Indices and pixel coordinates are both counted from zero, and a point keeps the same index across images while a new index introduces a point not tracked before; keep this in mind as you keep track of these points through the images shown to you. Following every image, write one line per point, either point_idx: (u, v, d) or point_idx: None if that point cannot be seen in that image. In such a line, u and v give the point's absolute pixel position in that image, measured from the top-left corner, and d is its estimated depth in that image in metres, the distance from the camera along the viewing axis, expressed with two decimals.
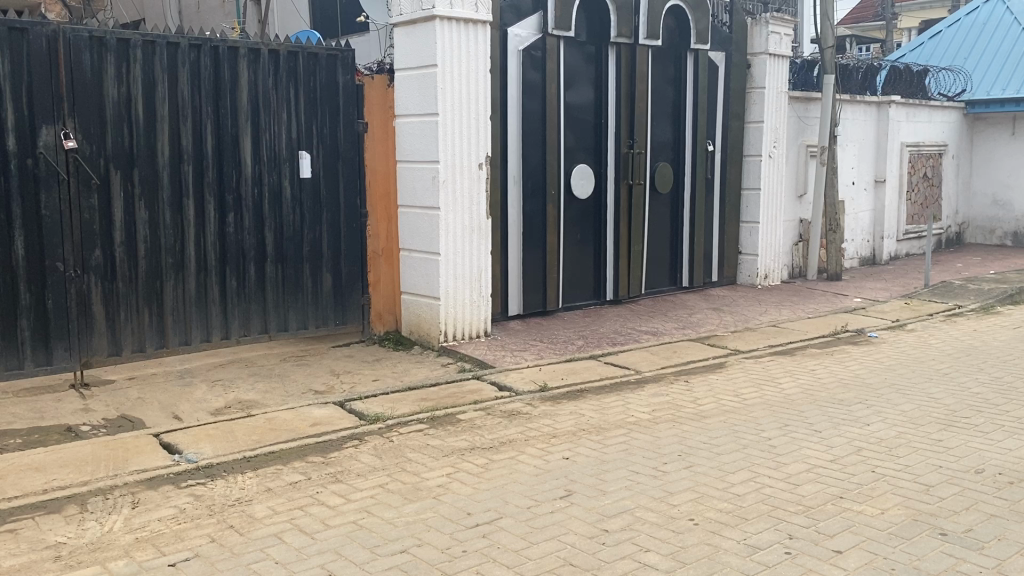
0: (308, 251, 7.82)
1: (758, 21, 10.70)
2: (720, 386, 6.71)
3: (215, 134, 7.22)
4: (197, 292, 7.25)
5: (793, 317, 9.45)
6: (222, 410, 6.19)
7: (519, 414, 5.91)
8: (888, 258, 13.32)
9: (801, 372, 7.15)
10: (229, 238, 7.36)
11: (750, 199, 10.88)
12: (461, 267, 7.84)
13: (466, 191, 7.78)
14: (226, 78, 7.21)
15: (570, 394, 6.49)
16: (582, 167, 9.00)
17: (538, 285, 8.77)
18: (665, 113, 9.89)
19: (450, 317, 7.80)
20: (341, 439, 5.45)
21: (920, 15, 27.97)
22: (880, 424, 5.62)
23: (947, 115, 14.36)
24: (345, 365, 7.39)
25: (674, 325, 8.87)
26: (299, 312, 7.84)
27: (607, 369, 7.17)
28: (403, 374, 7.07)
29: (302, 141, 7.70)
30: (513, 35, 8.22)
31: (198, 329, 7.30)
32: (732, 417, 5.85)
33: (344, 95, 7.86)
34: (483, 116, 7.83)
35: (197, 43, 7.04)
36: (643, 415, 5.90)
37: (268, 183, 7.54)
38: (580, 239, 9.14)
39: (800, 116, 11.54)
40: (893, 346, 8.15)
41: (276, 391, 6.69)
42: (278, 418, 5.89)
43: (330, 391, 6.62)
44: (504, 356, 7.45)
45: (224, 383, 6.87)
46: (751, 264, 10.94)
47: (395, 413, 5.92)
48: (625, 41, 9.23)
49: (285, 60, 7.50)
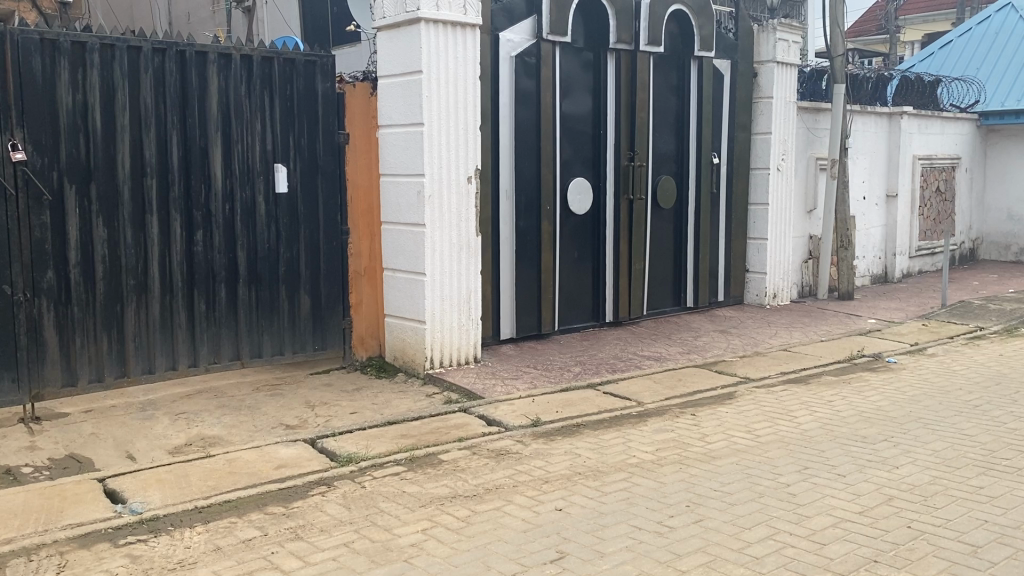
0: (284, 271, 7.27)
1: (765, 28, 10.16)
2: (730, 420, 6.13)
3: (182, 144, 6.68)
4: (162, 316, 6.70)
5: (806, 340, 8.87)
6: (181, 450, 5.62)
7: (508, 455, 5.33)
8: (901, 276, 12.74)
9: (818, 404, 6.57)
10: (198, 258, 6.81)
11: (757, 215, 10.35)
12: (448, 288, 7.26)
13: (453, 207, 7.22)
14: (193, 85, 6.67)
15: (565, 429, 5.91)
16: (579, 180, 8.44)
17: (532, 306, 8.19)
18: (668, 124, 9.35)
19: (437, 342, 7.22)
20: (307, 486, 4.86)
21: (924, 28, 27.52)
22: (911, 466, 5.04)
23: (960, 126, 13.82)
24: (322, 396, 6.81)
25: (679, 350, 8.30)
26: (275, 337, 7.27)
27: (607, 401, 6.59)
28: (383, 406, 6.48)
29: (278, 153, 7.15)
30: (505, 40, 7.68)
31: (163, 357, 6.74)
32: (745, 458, 5.26)
33: (324, 103, 7.33)
34: (473, 126, 7.28)
35: (161, 48, 6.52)
36: (646, 456, 5.32)
37: (240, 199, 6.99)
38: (578, 258, 8.59)
39: (810, 128, 11.00)
40: (916, 373, 7.55)
41: (243, 426, 6.10)
42: (240, 458, 5.31)
43: (302, 426, 6.04)
44: (494, 386, 6.87)
45: (188, 417, 6.28)
46: (759, 283, 10.40)
47: (370, 453, 5.34)
48: (624, 47, 8.70)
49: (259, 66, 6.97)
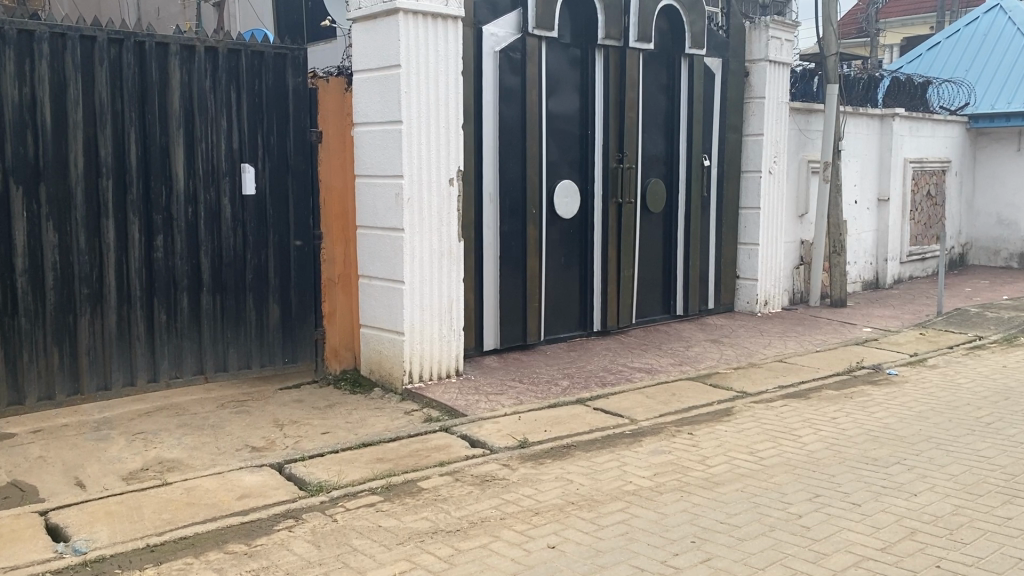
0: (251, 279, 6.81)
1: (757, 25, 9.81)
2: (730, 440, 5.73)
3: (141, 142, 6.20)
4: (118, 327, 6.23)
5: (801, 350, 8.50)
6: (137, 476, 5.15)
7: (495, 482, 4.90)
8: (892, 282, 12.42)
9: (822, 422, 6.18)
10: (158, 265, 6.35)
11: (748, 219, 9.97)
12: (428, 298, 6.82)
13: (434, 212, 6.78)
14: (153, 79, 6.20)
15: (554, 451, 5.49)
16: (566, 183, 8.03)
17: (517, 315, 7.77)
18: (658, 124, 8.96)
19: (417, 355, 6.78)
20: (273, 519, 4.41)
21: (905, 31, 27.33)
22: (930, 494, 4.65)
23: (951, 129, 13.54)
24: (292, 413, 6.35)
25: (670, 361, 7.90)
26: (241, 349, 6.83)
27: (598, 418, 6.17)
28: (359, 425, 6.04)
29: (245, 152, 6.69)
30: (489, 34, 7.26)
31: (120, 372, 6.28)
32: (750, 485, 4.85)
33: (295, 100, 6.87)
34: (454, 125, 6.85)
35: (117, 38, 6.03)
36: (644, 482, 4.91)
37: (204, 201, 6.53)
38: (565, 263, 8.18)
39: (802, 129, 10.65)
40: (919, 386, 7.19)
41: (205, 449, 5.63)
42: (199, 487, 4.83)
43: (270, 450, 5.59)
44: (478, 402, 6.43)
45: (146, 438, 5.80)
46: (750, 290, 10.02)
47: (343, 480, 4.89)
48: (613, 43, 8.30)
49: (225, 59, 6.51)
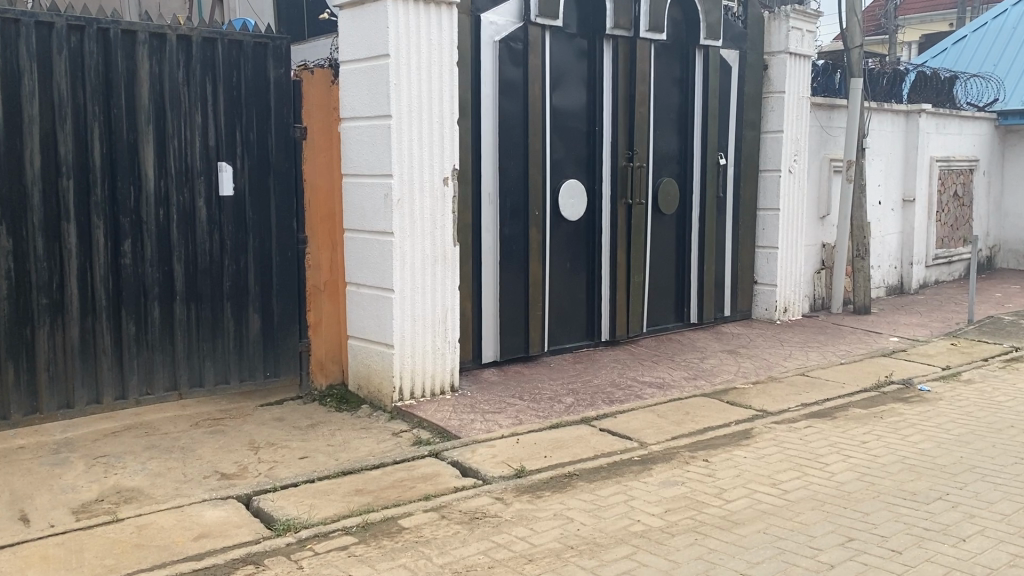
0: (229, 287, 6.29)
1: (777, 16, 9.20)
2: (750, 469, 5.16)
3: (106, 139, 5.70)
4: (82, 340, 5.73)
5: (824, 362, 7.91)
6: (90, 509, 4.63)
7: (486, 520, 4.36)
8: (918, 287, 11.80)
9: (851, 446, 5.61)
10: (125, 272, 5.84)
11: (767, 221, 9.39)
12: (421, 308, 6.29)
13: (427, 213, 6.25)
14: (119, 70, 5.69)
15: (554, 481, 4.94)
16: (572, 183, 7.48)
17: (519, 325, 7.22)
18: (670, 120, 8.40)
19: (408, 369, 6.24)
20: (229, 566, 3.88)
21: (923, 28, 26.61)
22: (982, 539, 4.08)
23: (979, 126, 12.89)
24: (270, 434, 5.82)
25: (683, 375, 7.33)
26: (218, 363, 6.30)
27: (604, 441, 5.62)
28: (341, 449, 5.50)
29: (222, 149, 6.16)
30: (487, 23, 6.73)
31: (84, 389, 5.78)
32: (774, 526, 4.29)
33: (277, 93, 6.33)
34: (449, 120, 6.30)
35: (78, 25, 5.53)
36: (653, 521, 4.36)
37: (177, 203, 6.01)
38: (570, 269, 7.64)
39: (824, 126, 10.05)
40: (956, 405, 6.59)
41: (170, 476, 5.11)
42: (154, 525, 4.31)
43: (240, 478, 5.06)
44: (472, 423, 5.89)
45: (107, 462, 5.28)
46: (768, 296, 9.44)
47: (315, 518, 4.37)
48: (622, 33, 7.73)
49: (199, 48, 5.98)
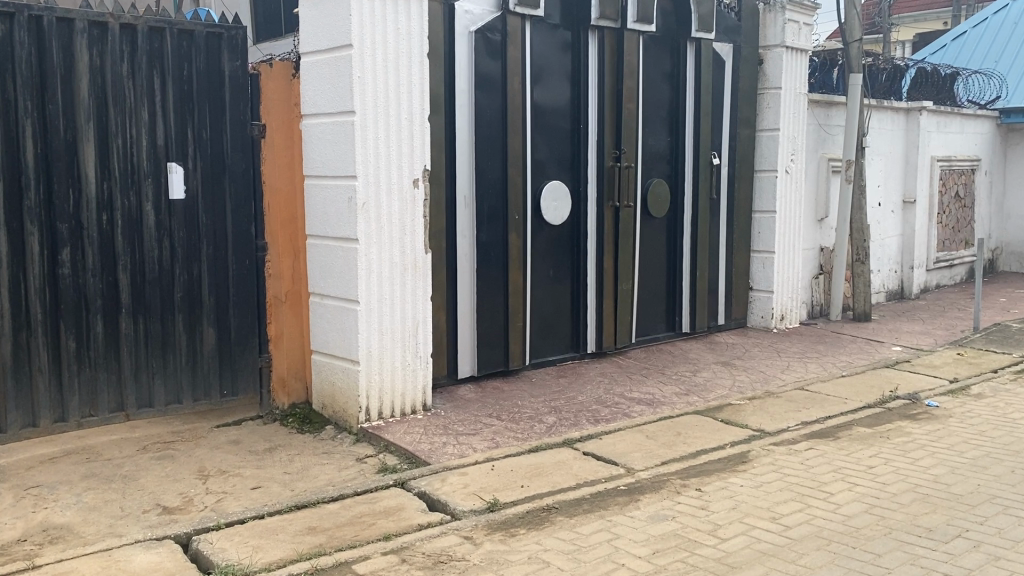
0: (181, 298, 5.78)
1: (773, 7, 8.72)
2: (748, 499, 4.68)
3: (40, 137, 5.21)
4: (15, 358, 5.23)
5: (824, 375, 7.43)
6: (9, 551, 4.12)
7: (451, 565, 3.87)
8: (919, 292, 11.34)
9: (858, 472, 5.13)
10: (64, 284, 5.34)
11: (762, 224, 8.92)
12: (389, 321, 5.79)
13: (395, 218, 5.75)
14: (54, 61, 5.20)
15: (531, 516, 4.46)
16: (555, 184, 7.00)
17: (498, 337, 6.72)
18: (661, 117, 7.94)
19: (375, 388, 5.75)
20: None
21: (917, 27, 26.27)
22: None
23: (981, 124, 12.45)
24: (223, 460, 5.31)
25: (675, 390, 6.85)
26: (169, 381, 5.80)
27: (587, 467, 5.13)
28: (298, 478, 5.00)
29: (173, 149, 5.66)
30: (462, 12, 6.22)
31: (17, 411, 5.28)
32: (775, 570, 3.80)
33: (232, 88, 5.83)
34: (419, 117, 5.81)
35: (7, 11, 5.04)
36: (639, 564, 3.87)
37: (121, 207, 5.51)
38: (553, 276, 7.16)
39: (822, 124, 9.58)
40: (968, 423, 6.12)
41: (106, 510, 4.60)
42: (75, 572, 3.81)
43: (183, 512, 4.56)
44: (444, 446, 5.39)
45: (38, 494, 4.77)
46: (764, 303, 8.96)
47: (258, 563, 3.87)
48: (609, 24, 7.24)
49: (145, 38, 5.48)
